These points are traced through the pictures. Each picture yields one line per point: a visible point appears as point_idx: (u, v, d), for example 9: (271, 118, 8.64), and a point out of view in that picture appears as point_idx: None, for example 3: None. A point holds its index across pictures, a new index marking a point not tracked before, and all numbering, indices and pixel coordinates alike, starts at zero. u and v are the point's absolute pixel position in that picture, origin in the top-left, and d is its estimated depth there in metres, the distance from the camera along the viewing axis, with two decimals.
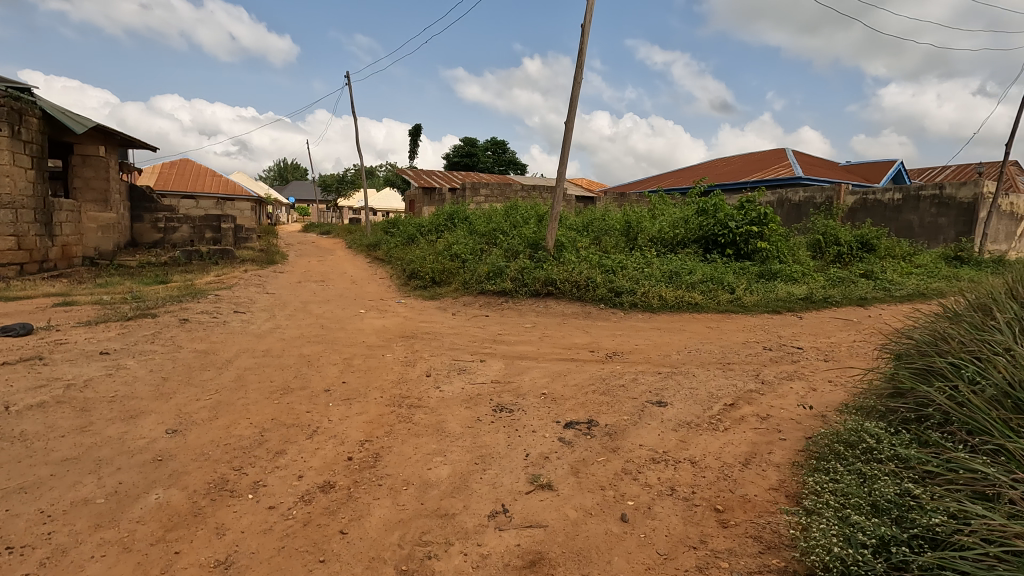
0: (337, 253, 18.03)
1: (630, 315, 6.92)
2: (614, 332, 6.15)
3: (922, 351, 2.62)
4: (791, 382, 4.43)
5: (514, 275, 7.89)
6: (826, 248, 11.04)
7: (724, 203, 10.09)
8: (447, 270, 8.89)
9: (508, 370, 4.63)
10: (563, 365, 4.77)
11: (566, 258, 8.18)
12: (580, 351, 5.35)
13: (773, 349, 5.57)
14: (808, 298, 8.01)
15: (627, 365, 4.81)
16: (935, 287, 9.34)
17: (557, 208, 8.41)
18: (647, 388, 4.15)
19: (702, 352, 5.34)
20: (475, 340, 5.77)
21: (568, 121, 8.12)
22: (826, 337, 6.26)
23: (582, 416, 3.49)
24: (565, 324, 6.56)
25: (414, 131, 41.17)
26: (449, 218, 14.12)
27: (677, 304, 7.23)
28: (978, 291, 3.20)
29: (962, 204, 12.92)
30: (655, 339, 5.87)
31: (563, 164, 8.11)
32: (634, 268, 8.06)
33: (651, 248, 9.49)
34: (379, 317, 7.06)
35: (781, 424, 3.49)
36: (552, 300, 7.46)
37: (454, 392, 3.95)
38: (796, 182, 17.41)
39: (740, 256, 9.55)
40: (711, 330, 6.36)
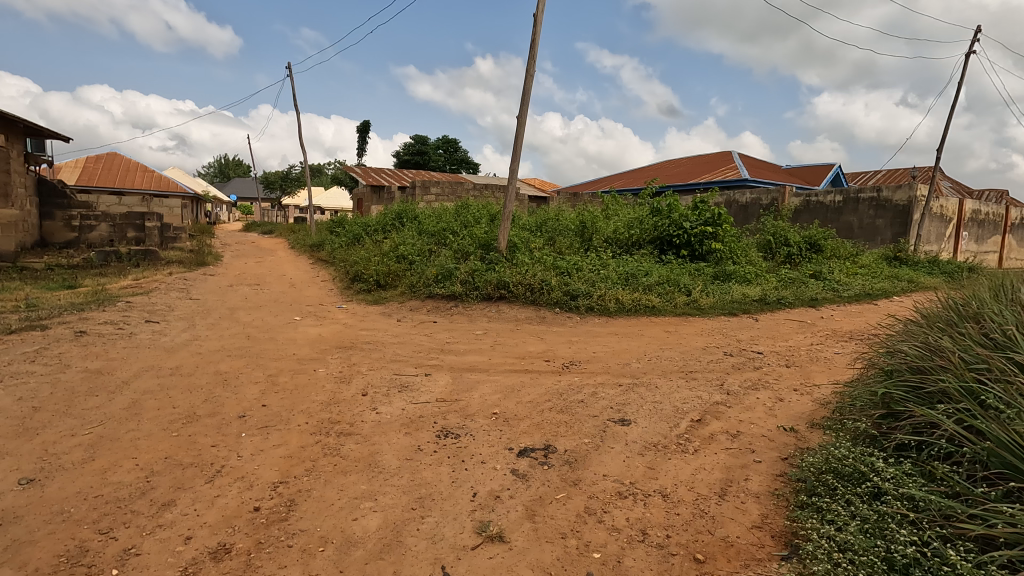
0: (278, 254, 17.04)
1: (586, 319, 6.59)
2: (570, 339, 5.78)
3: (913, 367, 2.37)
4: (756, 392, 4.18)
5: (464, 277, 7.43)
6: (776, 248, 11.13)
7: (678, 203, 9.97)
8: (393, 273, 8.33)
9: (455, 385, 4.18)
10: (517, 379, 4.36)
11: (519, 259, 7.78)
12: (536, 361, 4.95)
13: (734, 354, 5.36)
14: (762, 300, 7.94)
15: (586, 377, 4.44)
16: (880, 287, 9.54)
17: (509, 208, 8.00)
18: (609, 403, 3.79)
19: (663, 360, 5.05)
20: (420, 351, 5.27)
21: (520, 116, 7.73)
22: (785, 340, 6.12)
23: (538, 441, 3.08)
24: (518, 331, 6.15)
25: (362, 128, 39.91)
26: (397, 217, 13.48)
27: (634, 308, 6.96)
28: (955, 298, 3.01)
29: (897, 206, 13.34)
30: (614, 346, 5.54)
31: (515, 160, 7.71)
32: (590, 270, 7.76)
33: (606, 249, 9.25)
34: (315, 325, 6.45)
35: (753, 443, 3.20)
36: (504, 304, 7.06)
37: (393, 415, 3.47)
38: (743, 184, 17.72)
39: (694, 257, 9.45)
40: (669, 334, 6.11)
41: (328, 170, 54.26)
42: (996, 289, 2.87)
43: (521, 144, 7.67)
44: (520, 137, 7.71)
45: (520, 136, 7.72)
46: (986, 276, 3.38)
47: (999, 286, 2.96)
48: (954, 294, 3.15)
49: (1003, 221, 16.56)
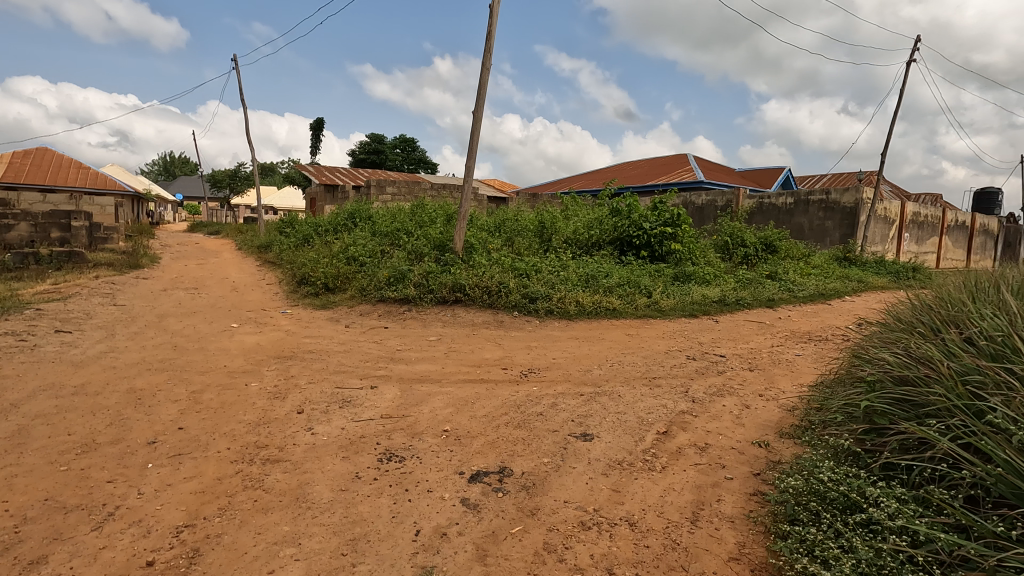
0: (223, 255, 16.15)
1: (546, 323, 6.33)
2: (529, 345, 5.50)
3: (895, 378, 2.18)
4: (722, 399, 4.01)
5: (418, 280, 7.05)
6: (733, 249, 11.20)
7: (637, 204, 9.87)
8: (342, 275, 7.84)
9: (404, 398, 3.82)
10: (472, 390, 4.04)
11: (476, 260, 7.45)
12: (493, 369, 4.65)
13: (697, 358, 5.20)
14: (722, 301, 7.87)
15: (545, 387, 4.15)
16: (833, 287, 9.70)
17: (465, 207, 7.66)
18: (570, 416, 3.51)
19: (627, 366, 4.82)
20: (368, 360, 4.88)
21: (476, 111, 7.41)
22: (745, 342, 6.03)
23: (492, 463, 2.78)
24: (475, 337, 5.82)
25: (316, 126, 38.66)
26: (349, 217, 12.92)
27: (595, 310, 6.75)
28: (926, 303, 2.88)
29: (845, 208, 13.70)
30: (575, 352, 5.29)
31: (471, 157, 7.38)
32: (550, 272, 7.51)
33: (566, 250, 9.04)
34: (254, 332, 5.94)
35: (723, 457, 2.99)
36: (460, 307, 6.71)
37: (331, 435, 3.09)
38: (699, 186, 17.93)
39: (654, 258, 9.35)
40: (631, 338, 5.92)
41: (281, 169, 52.41)
42: (969, 292, 2.74)
43: (477, 141, 7.34)
44: (476, 134, 7.39)
45: (475, 132, 7.39)
46: (953, 281, 3.29)
47: (970, 290, 2.85)
48: (925, 298, 3.03)
49: (940, 223, 17.36)
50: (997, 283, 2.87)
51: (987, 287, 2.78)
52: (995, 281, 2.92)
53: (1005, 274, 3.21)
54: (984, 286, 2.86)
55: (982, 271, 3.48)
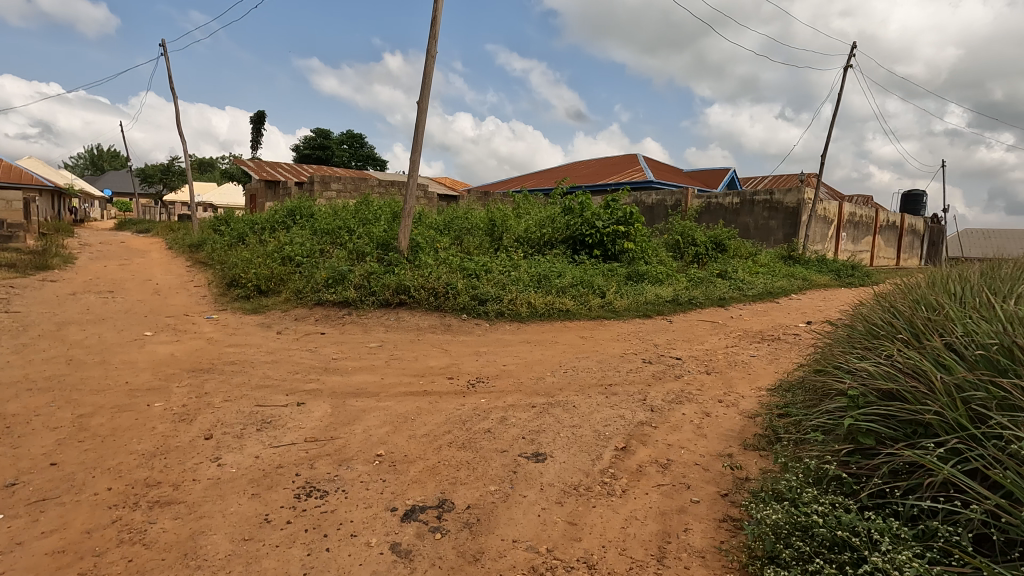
0: (151, 255, 15.00)
1: (497, 326, 5.98)
2: (478, 351, 5.14)
3: (877, 390, 1.97)
4: (682, 407, 3.78)
5: (359, 281, 6.56)
6: (684, 248, 11.21)
7: (590, 202, 9.67)
8: (276, 276, 7.22)
9: (335, 416, 3.38)
10: (413, 404, 3.64)
11: (422, 260, 7.01)
12: (438, 379, 4.25)
13: (653, 362, 4.98)
14: (675, 300, 7.76)
15: (494, 398, 3.80)
16: (780, 285, 9.82)
17: (410, 204, 7.20)
18: (520, 432, 3.18)
19: (581, 372, 4.53)
20: (297, 371, 4.39)
21: (420, 102, 6.97)
22: (700, 343, 5.88)
23: (430, 494, 2.41)
24: (419, 343, 5.41)
25: (257, 119, 36.85)
26: (289, 215, 12.16)
27: (548, 312, 6.46)
28: (897, 307, 2.72)
29: (788, 208, 14.03)
30: (527, 357, 4.97)
31: (415, 151, 6.93)
32: (500, 272, 7.17)
33: (517, 249, 8.73)
34: (170, 341, 5.31)
35: (687, 475, 2.73)
36: (404, 311, 6.26)
37: (241, 467, 2.62)
38: (649, 185, 18.06)
39: (607, 257, 9.18)
40: (585, 341, 5.66)
41: (221, 164, 49.81)
42: (943, 296, 2.58)
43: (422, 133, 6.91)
44: (421, 126, 6.96)
45: (420, 123, 6.96)
46: (917, 286, 3.17)
47: (940, 292, 2.71)
48: (894, 303, 2.88)
49: (873, 223, 18.17)
50: (966, 286, 2.74)
51: (958, 288, 2.65)
52: (964, 283, 2.81)
53: (968, 278, 3.12)
54: (952, 288, 2.73)
55: (941, 275, 3.39)
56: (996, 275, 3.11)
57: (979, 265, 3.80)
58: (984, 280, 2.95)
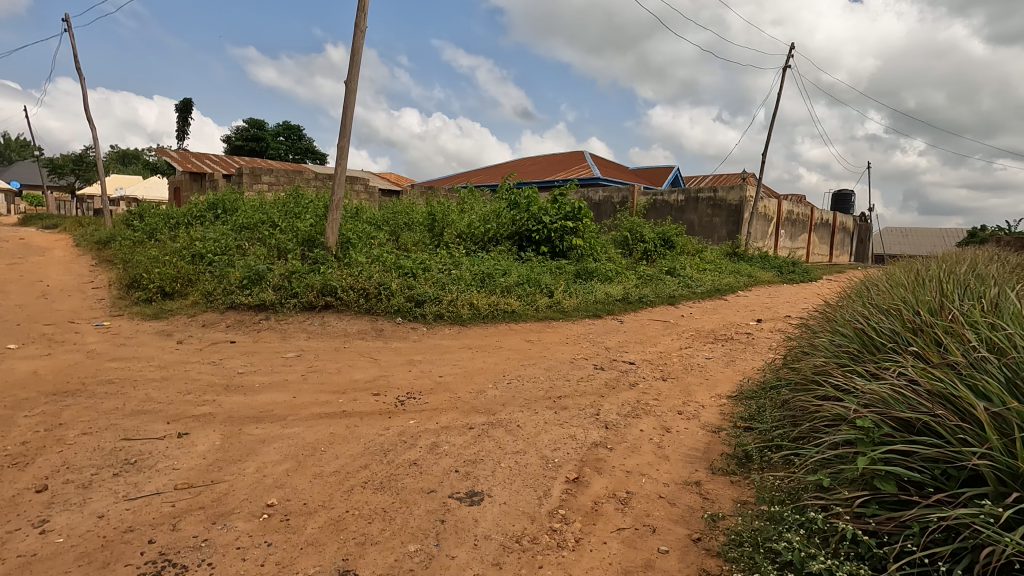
0: (52, 254, 13.41)
1: (434, 331, 5.41)
2: (412, 360, 4.55)
3: (891, 419, 1.58)
4: (639, 422, 3.36)
5: (278, 282, 5.81)
6: (633, 245, 10.98)
7: (537, 196, 9.22)
8: (184, 276, 6.35)
9: (224, 450, 2.72)
10: (326, 430, 3.03)
11: (352, 257, 6.32)
12: (361, 396, 3.65)
13: (606, 369, 4.56)
14: (625, 299, 7.44)
15: (425, 419, 3.24)
16: (727, 282, 9.75)
17: (338, 195, 6.48)
18: (453, 463, 2.64)
19: (528, 383, 4.04)
20: (189, 391, 3.66)
21: (349, 82, 6.29)
22: (653, 345, 5.53)
23: (328, 563, 1.85)
24: (345, 351, 4.77)
25: (185, 108, 34.41)
26: (210, 209, 11.07)
27: (492, 314, 5.95)
28: (884, 312, 2.38)
29: (731, 206, 14.12)
30: (467, 366, 4.44)
31: (344, 136, 6.24)
32: (440, 270, 6.58)
33: (460, 246, 8.16)
34: (39, 356, 4.42)
35: (651, 512, 2.29)
36: (330, 314, 5.56)
37: (72, 534, 1.96)
38: (596, 182, 17.88)
39: (554, 254, 8.76)
40: (532, 345, 5.19)
41: (145, 155, 46.33)
42: (938, 298, 2.26)
43: (350, 116, 6.24)
44: (350, 108, 6.28)
45: (348, 105, 6.28)
46: (895, 289, 2.88)
47: (929, 294, 2.40)
48: (878, 306, 2.55)
49: (808, 221, 18.75)
50: (956, 288, 2.45)
51: (950, 290, 2.34)
52: (951, 285, 2.52)
53: (950, 280, 2.85)
54: (942, 291, 2.43)
55: (919, 279, 3.13)
56: (976, 276, 2.86)
57: (946, 265, 3.60)
58: (969, 281, 2.68)
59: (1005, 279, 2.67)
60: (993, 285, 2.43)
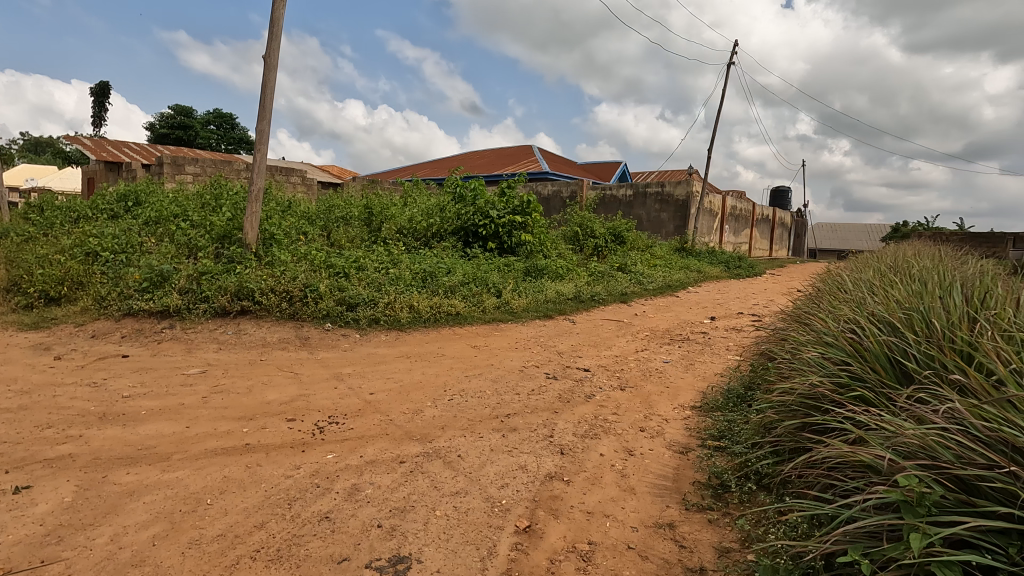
0: None
1: (369, 338, 4.84)
2: (340, 375, 3.96)
3: (946, 478, 1.20)
4: (598, 444, 2.95)
5: (185, 283, 5.05)
6: (583, 240, 10.70)
7: (483, 189, 8.72)
8: (74, 278, 5.46)
9: (74, 511, 2.10)
10: (217, 474, 2.43)
11: (275, 256, 5.61)
12: (271, 423, 3.05)
13: (559, 378, 4.14)
14: (577, 298, 7.07)
15: (347, 451, 2.69)
16: (678, 278, 9.60)
17: (257, 185, 5.76)
18: (375, 514, 2.12)
19: (472, 400, 3.55)
20: (49, 424, 2.95)
21: (267, 56, 5.57)
22: (609, 349, 5.16)
23: None
24: (262, 365, 4.13)
25: (101, 91, 31.63)
26: (120, 200, 9.92)
27: (434, 317, 5.42)
28: (882, 322, 2.04)
29: (678, 201, 14.08)
30: (404, 380, 3.90)
31: (263, 118, 5.53)
32: (376, 269, 5.98)
33: (400, 242, 7.56)
34: None
35: (619, 572, 1.87)
36: (247, 321, 4.87)
37: None
38: (545, 176, 17.54)
39: (502, 251, 8.28)
40: (479, 352, 4.71)
41: (59, 142, 42.46)
42: (944, 306, 1.95)
43: (270, 96, 5.53)
44: (269, 86, 5.56)
45: (267, 83, 5.57)
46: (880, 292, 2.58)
47: (925, 299, 2.10)
48: (866, 311, 2.24)
49: (751, 216, 19.15)
50: (954, 291, 2.15)
51: (949, 294, 2.05)
52: (941, 286, 2.24)
53: (929, 281, 2.60)
54: (935, 293, 2.14)
55: (892, 281, 2.88)
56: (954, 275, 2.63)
57: (915, 267, 3.39)
58: (952, 279, 2.43)
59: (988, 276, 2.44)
60: (986, 285, 2.18)
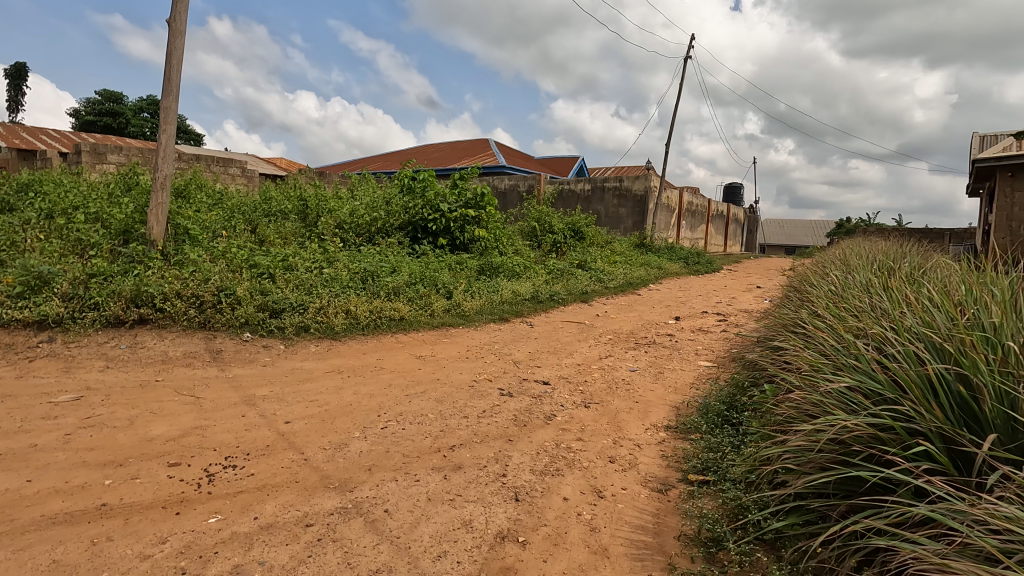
0: None
1: (295, 349, 4.16)
2: (251, 399, 3.28)
3: None
4: (561, 484, 2.43)
5: (70, 287, 4.23)
6: (541, 236, 10.24)
7: (434, 181, 8.11)
8: None
9: None
10: (42, 559, 1.76)
11: (186, 254, 4.84)
12: (146, 472, 2.37)
13: (515, 395, 3.59)
14: (534, 298, 6.56)
15: (238, 511, 2.07)
16: (639, 275, 9.23)
17: (164, 172, 4.96)
18: None
19: (411, 428, 2.95)
20: None
21: (171, 20, 4.77)
22: (570, 356, 4.66)
23: None
24: (156, 386, 3.40)
25: (18, 72, 29.03)
26: (20, 190, 8.73)
27: (374, 323, 4.78)
28: (911, 340, 1.65)
29: (636, 197, 13.79)
30: (329, 403, 3.27)
31: (168, 94, 4.75)
32: (308, 269, 5.28)
33: (341, 239, 6.86)
34: None
35: None
36: (145, 331, 4.11)
37: None
38: (502, 170, 16.98)
39: (454, 247, 7.67)
40: (423, 364, 4.11)
41: None
42: (984, 321, 1.59)
43: (176, 69, 4.76)
44: (174, 56, 4.78)
45: (172, 53, 4.78)
46: (880, 303, 2.22)
47: (951, 312, 1.74)
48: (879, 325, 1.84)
49: (707, 212, 19.19)
50: (972, 297, 1.83)
51: (983, 304, 1.69)
52: (955, 293, 1.90)
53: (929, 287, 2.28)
54: (956, 304, 1.80)
55: (882, 287, 2.54)
56: (952, 276, 2.32)
57: (902, 271, 3.08)
58: (959, 282, 2.10)
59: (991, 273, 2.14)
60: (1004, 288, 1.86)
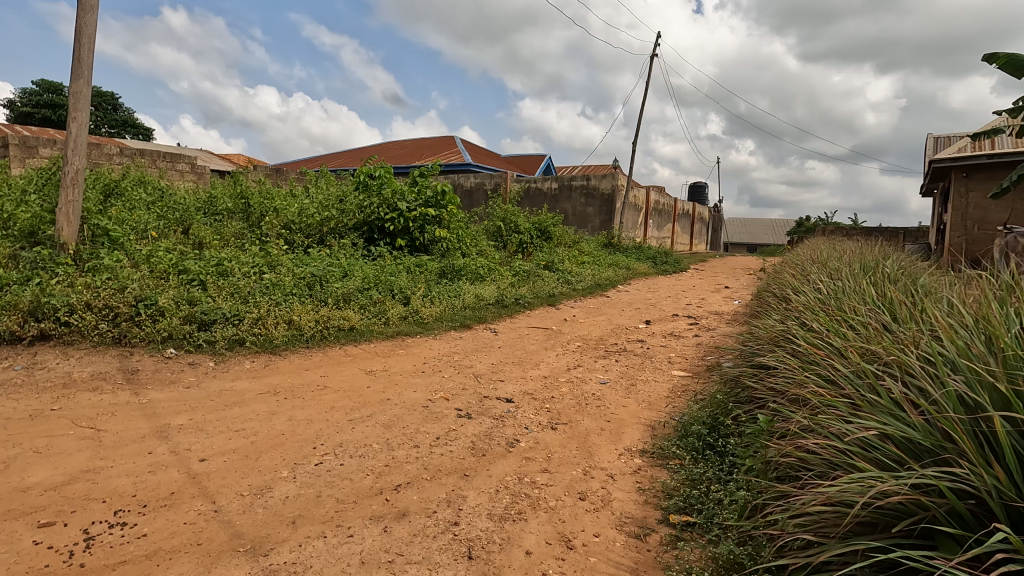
0: None
1: (225, 366, 3.68)
2: (164, 430, 2.81)
3: None
4: (523, 532, 2.06)
5: None
6: (507, 236, 9.89)
7: (391, 178, 7.65)
8: None
9: None
10: None
11: (102, 260, 4.29)
12: (5, 537, 1.89)
13: (474, 416, 3.21)
14: (498, 302, 6.19)
15: None
16: (608, 275, 8.97)
17: (76, 166, 4.39)
18: None
19: (350, 463, 2.53)
20: None
21: None
22: (536, 367, 4.30)
23: None
24: (49, 417, 2.88)
25: None
26: None
27: (319, 333, 4.32)
28: (942, 371, 1.37)
29: (603, 195, 13.57)
30: (257, 434, 2.82)
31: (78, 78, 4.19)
32: (246, 274, 4.78)
33: (288, 240, 6.34)
34: None
35: None
36: (46, 349, 3.56)
37: None
38: (467, 168, 16.54)
39: (413, 248, 7.23)
40: (372, 381, 3.69)
41: None
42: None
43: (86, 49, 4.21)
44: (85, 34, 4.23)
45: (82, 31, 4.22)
46: (881, 324, 1.96)
47: (978, 336, 1.47)
48: (897, 352, 1.57)
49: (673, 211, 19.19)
50: (997, 317, 1.56)
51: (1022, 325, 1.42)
52: (974, 313, 1.65)
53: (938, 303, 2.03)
54: (982, 326, 1.53)
55: (878, 303, 2.29)
56: (955, 290, 2.08)
57: (892, 280, 2.85)
58: (971, 299, 1.85)
59: (1009, 284, 1.90)
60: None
